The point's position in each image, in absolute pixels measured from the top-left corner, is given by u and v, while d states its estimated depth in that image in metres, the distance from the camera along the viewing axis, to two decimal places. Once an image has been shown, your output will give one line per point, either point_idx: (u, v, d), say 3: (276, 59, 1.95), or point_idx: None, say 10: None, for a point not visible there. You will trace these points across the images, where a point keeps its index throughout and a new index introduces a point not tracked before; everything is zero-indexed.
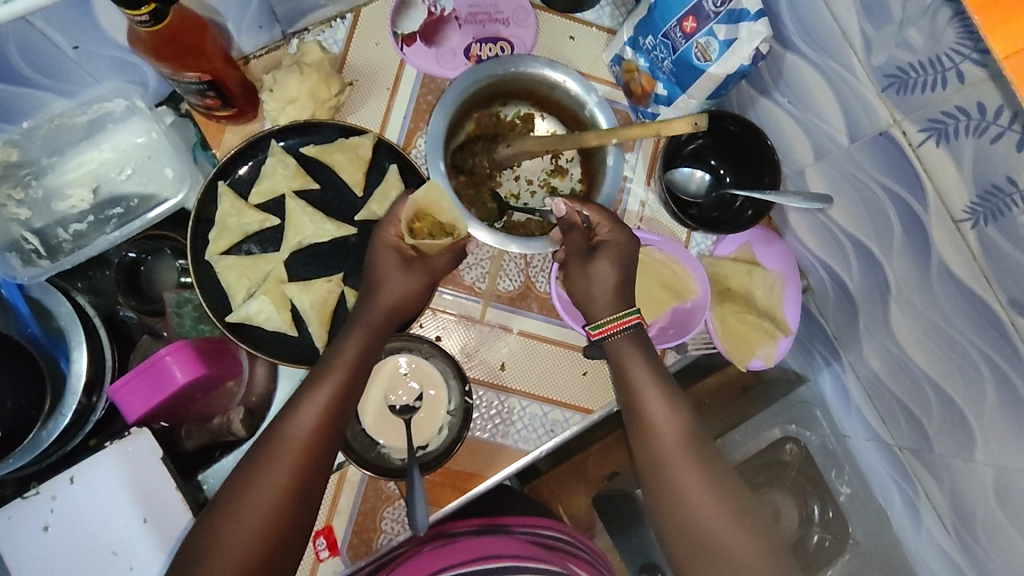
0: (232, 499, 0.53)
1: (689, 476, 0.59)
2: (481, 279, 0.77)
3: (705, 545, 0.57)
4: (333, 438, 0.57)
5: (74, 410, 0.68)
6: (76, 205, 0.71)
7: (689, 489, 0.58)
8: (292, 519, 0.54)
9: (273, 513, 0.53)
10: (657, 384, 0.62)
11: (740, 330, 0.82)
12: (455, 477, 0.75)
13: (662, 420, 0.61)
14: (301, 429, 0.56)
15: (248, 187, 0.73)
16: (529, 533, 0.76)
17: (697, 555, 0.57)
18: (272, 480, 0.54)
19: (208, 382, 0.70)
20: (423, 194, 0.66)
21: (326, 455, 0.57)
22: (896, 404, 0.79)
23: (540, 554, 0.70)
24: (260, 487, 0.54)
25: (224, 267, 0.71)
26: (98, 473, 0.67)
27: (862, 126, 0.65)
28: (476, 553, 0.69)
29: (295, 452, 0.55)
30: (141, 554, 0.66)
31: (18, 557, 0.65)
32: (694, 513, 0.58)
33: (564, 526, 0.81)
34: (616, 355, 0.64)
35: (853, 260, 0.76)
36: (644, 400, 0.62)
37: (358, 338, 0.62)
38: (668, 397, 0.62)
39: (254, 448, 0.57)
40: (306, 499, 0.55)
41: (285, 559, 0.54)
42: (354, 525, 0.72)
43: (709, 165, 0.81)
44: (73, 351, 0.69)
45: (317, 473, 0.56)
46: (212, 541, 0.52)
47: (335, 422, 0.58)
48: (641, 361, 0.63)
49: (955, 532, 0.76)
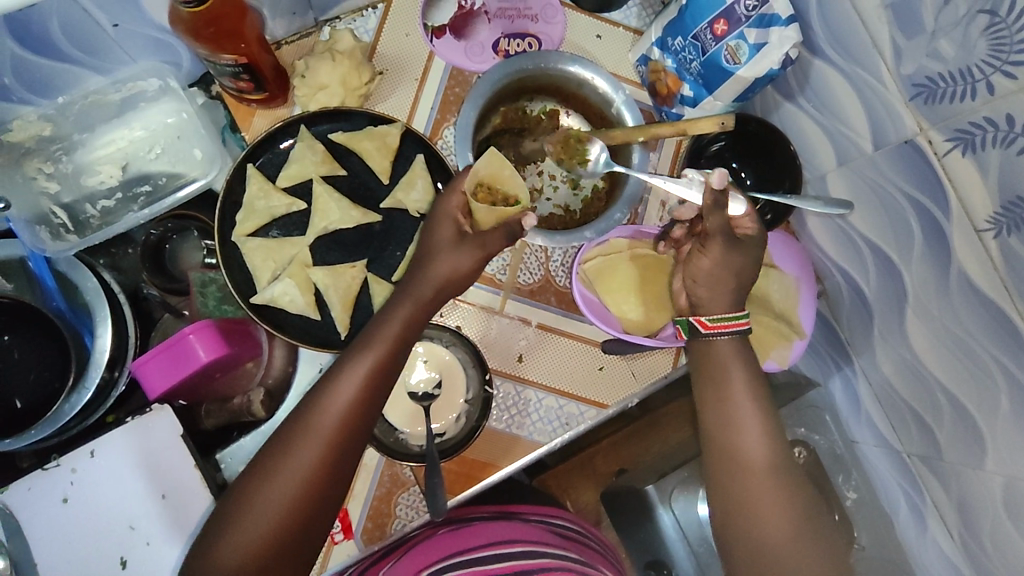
0: (268, 465, 0.55)
1: (758, 482, 0.61)
2: (502, 270, 0.78)
3: (759, 547, 0.59)
4: (367, 414, 0.58)
5: (96, 385, 0.68)
6: (105, 181, 0.72)
7: (773, 530, 0.59)
8: (321, 489, 0.55)
9: (307, 483, 0.55)
10: (747, 386, 0.65)
11: (756, 331, 0.81)
12: (470, 466, 0.76)
13: (743, 423, 0.63)
14: (337, 401, 0.57)
15: (277, 171, 0.74)
16: (545, 521, 0.78)
17: (748, 552, 0.59)
18: (308, 450, 0.55)
19: (228, 362, 0.71)
20: (487, 164, 0.69)
21: (360, 430, 0.58)
22: (907, 411, 0.81)
23: (555, 541, 0.73)
24: (297, 457, 0.55)
25: (250, 248, 0.71)
26: (119, 447, 0.67)
27: (887, 134, 0.66)
28: (496, 535, 0.71)
29: (326, 428, 0.56)
30: (157, 530, 0.66)
31: (35, 527, 0.65)
32: (756, 519, 0.60)
33: (574, 517, 0.83)
34: (711, 362, 0.67)
35: (871, 266, 0.77)
36: (737, 422, 0.64)
37: (404, 313, 0.62)
38: (755, 403, 0.64)
39: (291, 419, 0.58)
40: (339, 472, 0.57)
41: (314, 526, 0.56)
42: (369, 509, 0.73)
43: (730, 167, 0.82)
44: (97, 328, 0.69)
45: (350, 447, 0.57)
46: (245, 504, 0.54)
47: (372, 399, 0.58)
48: (731, 373, 0.65)
49: (960, 541, 0.78)
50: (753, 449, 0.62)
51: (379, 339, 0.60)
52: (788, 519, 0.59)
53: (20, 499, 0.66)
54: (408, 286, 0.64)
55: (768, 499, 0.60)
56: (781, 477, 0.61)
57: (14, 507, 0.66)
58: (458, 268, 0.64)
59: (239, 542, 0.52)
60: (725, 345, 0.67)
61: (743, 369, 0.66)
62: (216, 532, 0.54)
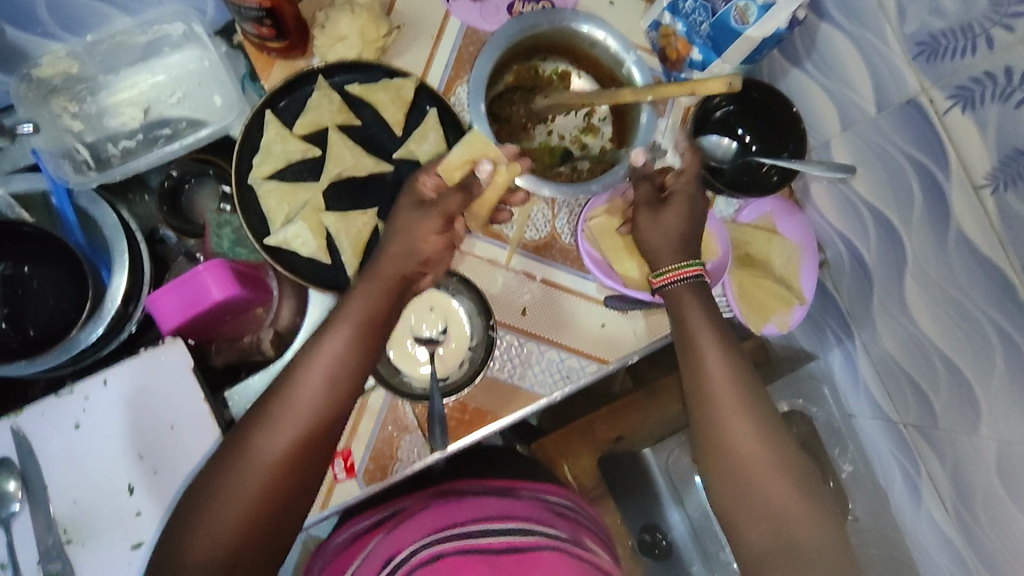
0: (243, 443, 0.55)
1: (758, 461, 0.60)
2: (509, 226, 0.80)
3: (772, 524, 0.59)
4: (342, 391, 0.59)
5: (111, 316, 0.70)
6: (127, 122, 0.75)
7: (781, 504, 0.59)
8: (301, 465, 0.56)
9: (280, 465, 0.55)
10: (725, 364, 0.64)
11: (758, 294, 0.82)
12: (471, 415, 0.77)
13: (730, 404, 0.62)
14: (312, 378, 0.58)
15: (293, 118, 0.76)
16: (540, 498, 0.75)
17: (761, 531, 0.59)
18: (285, 429, 0.56)
19: (240, 305, 0.73)
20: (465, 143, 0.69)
21: (339, 408, 0.59)
22: (904, 379, 0.83)
23: (550, 518, 0.69)
24: (268, 441, 0.55)
25: (266, 191, 0.73)
26: (131, 378, 0.69)
27: (889, 95, 0.68)
28: (490, 511, 0.68)
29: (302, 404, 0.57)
30: (165, 457, 0.68)
31: (46, 450, 0.67)
32: (764, 496, 0.59)
33: (571, 495, 0.81)
34: (691, 342, 0.65)
35: (872, 232, 0.78)
36: (721, 403, 0.62)
37: (375, 287, 0.62)
38: (738, 381, 0.63)
39: (266, 399, 0.58)
40: (320, 451, 0.58)
41: (296, 499, 0.56)
42: (372, 450, 0.74)
43: (734, 133, 0.82)
44: (115, 263, 0.71)
45: (326, 429, 0.57)
46: (216, 489, 0.54)
47: (344, 380, 0.59)
48: (711, 351, 0.64)
49: (954, 509, 0.80)
50: (741, 427, 0.61)
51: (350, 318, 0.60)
52: (786, 493, 0.59)
53: (34, 422, 0.68)
54: (374, 267, 0.63)
55: (771, 476, 0.60)
56: (781, 454, 0.61)
57: (28, 432, 0.68)
58: (423, 241, 0.64)
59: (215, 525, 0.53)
60: (698, 320, 0.65)
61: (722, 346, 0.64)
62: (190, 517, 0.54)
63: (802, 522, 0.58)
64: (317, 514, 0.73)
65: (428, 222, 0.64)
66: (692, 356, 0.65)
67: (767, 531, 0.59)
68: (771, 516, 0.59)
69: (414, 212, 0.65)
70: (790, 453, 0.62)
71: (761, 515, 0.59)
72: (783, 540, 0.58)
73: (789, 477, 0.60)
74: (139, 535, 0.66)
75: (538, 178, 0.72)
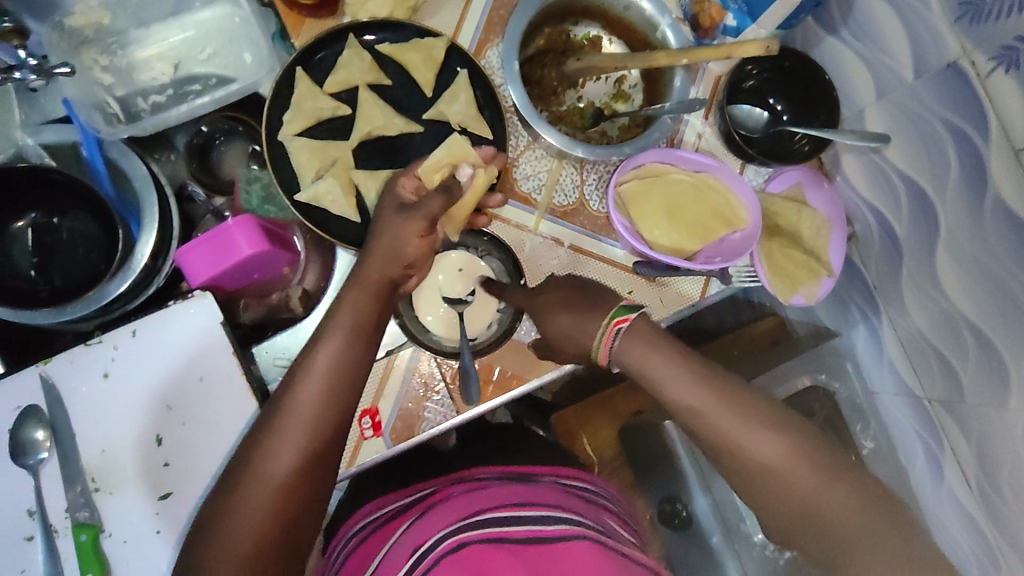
0: (251, 457, 0.55)
1: (773, 461, 0.54)
2: (538, 190, 0.80)
3: (813, 522, 0.52)
4: (349, 396, 0.59)
5: (140, 269, 0.69)
6: (157, 77, 0.75)
7: (817, 497, 0.52)
8: (314, 476, 0.55)
9: (299, 471, 0.55)
10: (686, 373, 0.57)
11: (785, 265, 0.82)
12: (496, 378, 0.77)
13: (713, 409, 0.56)
14: (315, 384, 0.57)
15: (324, 76, 0.75)
16: (559, 483, 0.77)
17: (804, 530, 0.53)
18: (292, 441, 0.55)
19: (266, 262, 0.73)
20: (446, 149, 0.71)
21: (345, 412, 0.58)
22: (931, 353, 0.82)
23: (570, 505, 0.71)
24: (280, 449, 0.54)
25: (296, 147, 0.73)
26: (160, 330, 0.69)
27: (929, 60, 0.67)
28: (507, 499, 0.70)
29: (308, 413, 0.56)
30: (195, 412, 0.69)
31: (74, 398, 0.67)
32: (792, 492, 0.53)
33: (585, 475, 0.83)
34: (639, 361, 0.59)
35: (905, 203, 0.78)
36: (709, 419, 0.56)
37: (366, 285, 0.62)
38: (704, 377, 0.57)
39: (266, 414, 0.58)
40: (332, 457, 0.57)
41: (311, 512, 0.56)
42: (399, 409, 0.75)
43: (766, 103, 0.82)
44: (145, 216, 0.71)
45: (335, 435, 0.57)
46: (234, 503, 0.54)
47: (346, 379, 0.58)
48: (661, 360, 0.58)
49: (977, 484, 0.80)
50: (720, 410, 0.56)
51: (345, 317, 0.60)
52: (799, 471, 0.53)
53: (62, 371, 0.68)
54: (360, 268, 0.63)
55: (795, 475, 0.53)
56: (797, 441, 0.54)
57: (56, 380, 0.68)
58: (410, 241, 0.63)
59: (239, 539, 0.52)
60: (651, 348, 0.59)
61: (672, 351, 0.59)
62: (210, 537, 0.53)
63: (840, 515, 0.51)
64: (344, 472, 0.74)
65: (410, 225, 0.63)
66: (637, 355, 0.59)
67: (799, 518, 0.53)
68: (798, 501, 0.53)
69: (398, 216, 0.63)
70: (781, 421, 0.55)
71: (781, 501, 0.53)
72: (829, 538, 0.51)
73: (816, 469, 0.53)
74: (168, 486, 0.67)
75: (570, 139, 0.72)
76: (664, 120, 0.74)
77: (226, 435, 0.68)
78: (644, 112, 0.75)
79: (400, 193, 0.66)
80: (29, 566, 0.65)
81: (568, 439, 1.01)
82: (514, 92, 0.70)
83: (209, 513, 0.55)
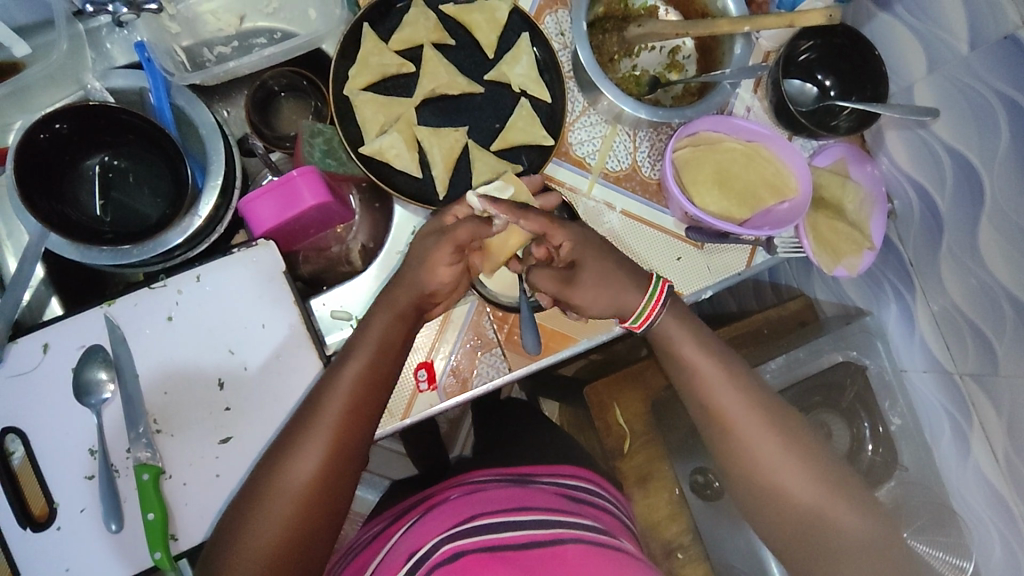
0: (265, 478, 0.59)
1: (786, 462, 0.66)
2: (592, 154, 0.81)
3: (811, 516, 0.65)
4: (362, 423, 0.62)
5: (207, 213, 0.69)
6: (223, 28, 0.77)
7: (810, 494, 0.65)
8: (322, 499, 0.59)
9: (306, 495, 0.58)
10: (723, 364, 0.70)
11: (830, 236, 0.85)
12: (549, 337, 0.78)
13: (737, 407, 0.68)
14: (330, 413, 0.61)
15: (389, 34, 0.77)
16: (557, 485, 0.78)
17: (801, 521, 0.65)
18: (304, 467, 0.59)
19: (325, 215, 0.73)
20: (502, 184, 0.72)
21: (357, 438, 0.62)
22: (966, 326, 0.83)
23: (573, 508, 0.72)
24: (286, 476, 0.58)
25: (361, 101, 0.74)
26: (224, 276, 0.70)
27: (986, 33, 0.70)
28: (500, 504, 0.71)
29: (323, 439, 0.60)
30: (257, 357, 0.69)
31: (140, 338, 0.68)
32: (789, 486, 0.66)
33: (595, 478, 0.83)
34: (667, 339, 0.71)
35: (949, 175, 0.80)
36: (738, 416, 0.68)
37: (383, 318, 0.65)
38: (740, 373, 0.70)
39: (285, 435, 0.61)
40: (341, 482, 0.61)
41: (319, 534, 0.60)
42: (453, 363, 0.76)
43: (815, 78, 0.84)
44: (211, 167, 0.70)
45: (343, 463, 0.60)
46: (250, 519, 0.58)
47: (360, 406, 0.62)
48: (698, 343, 0.70)
49: (1006, 453, 0.82)
50: (752, 412, 0.68)
51: (366, 345, 0.64)
52: (813, 480, 0.66)
53: (126, 313, 0.68)
54: (389, 294, 0.66)
55: (802, 471, 0.66)
56: (807, 447, 0.68)
57: (121, 321, 0.68)
58: (434, 269, 0.65)
59: (244, 563, 0.56)
60: (688, 340, 0.70)
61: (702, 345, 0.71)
62: (220, 554, 0.57)
63: (831, 508, 0.65)
64: (398, 423, 0.74)
65: (437, 251, 0.64)
66: (696, 358, 0.70)
67: (804, 520, 0.65)
68: (804, 506, 0.65)
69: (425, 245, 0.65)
70: (794, 428, 0.69)
71: (794, 509, 0.65)
72: (823, 526, 0.65)
73: (817, 471, 0.66)
74: (228, 430, 0.68)
75: (631, 100, 0.74)
76: (722, 90, 0.76)
77: (286, 377, 0.69)
78: (701, 79, 0.77)
79: (446, 218, 0.68)
80: (89, 505, 0.66)
81: (597, 411, 0.97)
82: (583, 54, 0.73)
83: (224, 530, 0.59)
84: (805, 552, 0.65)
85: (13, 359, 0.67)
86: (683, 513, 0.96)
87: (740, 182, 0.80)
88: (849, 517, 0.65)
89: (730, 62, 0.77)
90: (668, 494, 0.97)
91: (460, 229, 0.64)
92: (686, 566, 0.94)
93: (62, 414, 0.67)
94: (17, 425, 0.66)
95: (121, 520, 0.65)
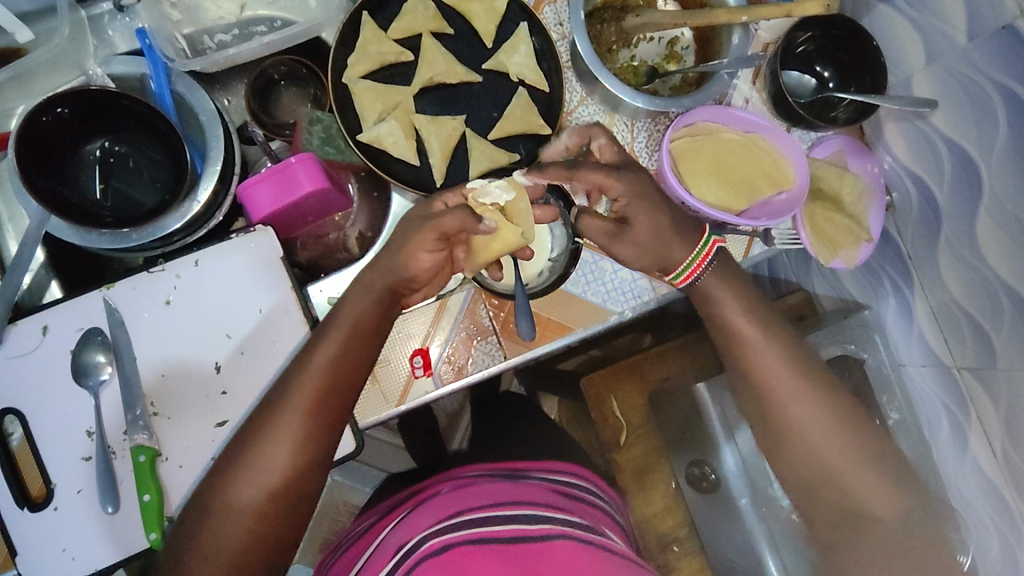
0: (239, 454, 0.60)
1: (831, 442, 0.68)
2: None
3: (847, 494, 0.68)
4: (334, 403, 0.63)
5: (205, 199, 0.70)
6: (224, 16, 0.78)
7: (850, 473, 0.67)
8: (295, 477, 0.61)
9: (277, 471, 0.60)
10: None
11: (826, 228, 0.85)
12: (545, 326, 0.78)
13: (786, 387, 0.69)
14: (302, 394, 0.61)
15: (388, 23, 0.77)
16: (550, 478, 0.78)
17: (840, 498, 0.68)
18: (277, 447, 0.60)
19: (321, 203, 0.73)
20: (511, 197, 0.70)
21: (331, 419, 0.62)
22: (964, 320, 0.83)
23: (563, 504, 0.72)
24: (259, 455, 0.60)
25: (360, 89, 0.74)
26: (222, 261, 0.70)
27: (985, 23, 0.70)
28: (498, 497, 0.71)
29: (293, 420, 0.61)
30: (254, 342, 0.70)
31: (138, 322, 0.69)
32: (832, 465, 0.68)
33: (585, 472, 0.83)
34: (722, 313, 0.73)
35: (948, 169, 0.80)
36: (785, 397, 0.69)
37: (359, 300, 0.65)
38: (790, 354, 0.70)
39: (259, 414, 0.62)
40: (314, 460, 0.62)
41: (294, 508, 0.62)
42: (449, 351, 0.76)
43: (813, 70, 0.84)
44: (210, 151, 0.71)
45: (316, 442, 0.61)
46: (224, 495, 0.59)
47: (332, 387, 0.62)
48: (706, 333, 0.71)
49: (1003, 446, 0.81)
50: (799, 391, 0.69)
51: (339, 327, 0.64)
52: (855, 461, 0.68)
53: (125, 297, 0.69)
54: (366, 276, 0.66)
55: (843, 452, 0.68)
56: (855, 428, 0.69)
57: (119, 304, 0.69)
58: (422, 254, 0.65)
59: (220, 534, 0.59)
60: None
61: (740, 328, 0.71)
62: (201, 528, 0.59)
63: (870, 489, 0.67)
64: (393, 409, 0.75)
65: (420, 237, 0.63)
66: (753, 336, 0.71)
67: (841, 497, 0.68)
68: (839, 483, 0.68)
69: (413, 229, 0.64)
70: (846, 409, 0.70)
71: (834, 487, 0.68)
72: (859, 505, 0.67)
73: (861, 453, 0.68)
74: (224, 414, 0.68)
75: (629, 90, 0.74)
76: (721, 81, 0.77)
77: (283, 361, 0.69)
78: (700, 69, 0.77)
79: (435, 205, 0.67)
80: (85, 486, 0.66)
81: (596, 404, 0.96)
82: (581, 43, 0.74)
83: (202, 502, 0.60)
84: (839, 525, 0.69)
85: (12, 341, 0.67)
86: (678, 506, 0.96)
87: (738, 172, 0.80)
88: (887, 499, 0.67)
89: (727, 52, 0.77)
90: (665, 487, 0.97)
91: (448, 217, 0.63)
92: (682, 560, 0.95)
93: (61, 395, 0.67)
94: (16, 406, 0.67)
95: (118, 503, 0.66)
